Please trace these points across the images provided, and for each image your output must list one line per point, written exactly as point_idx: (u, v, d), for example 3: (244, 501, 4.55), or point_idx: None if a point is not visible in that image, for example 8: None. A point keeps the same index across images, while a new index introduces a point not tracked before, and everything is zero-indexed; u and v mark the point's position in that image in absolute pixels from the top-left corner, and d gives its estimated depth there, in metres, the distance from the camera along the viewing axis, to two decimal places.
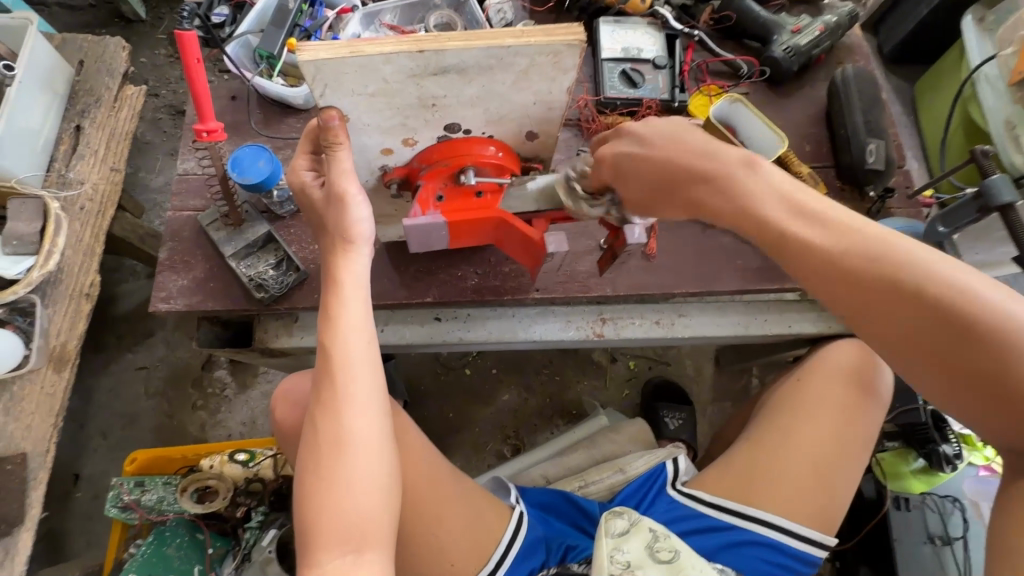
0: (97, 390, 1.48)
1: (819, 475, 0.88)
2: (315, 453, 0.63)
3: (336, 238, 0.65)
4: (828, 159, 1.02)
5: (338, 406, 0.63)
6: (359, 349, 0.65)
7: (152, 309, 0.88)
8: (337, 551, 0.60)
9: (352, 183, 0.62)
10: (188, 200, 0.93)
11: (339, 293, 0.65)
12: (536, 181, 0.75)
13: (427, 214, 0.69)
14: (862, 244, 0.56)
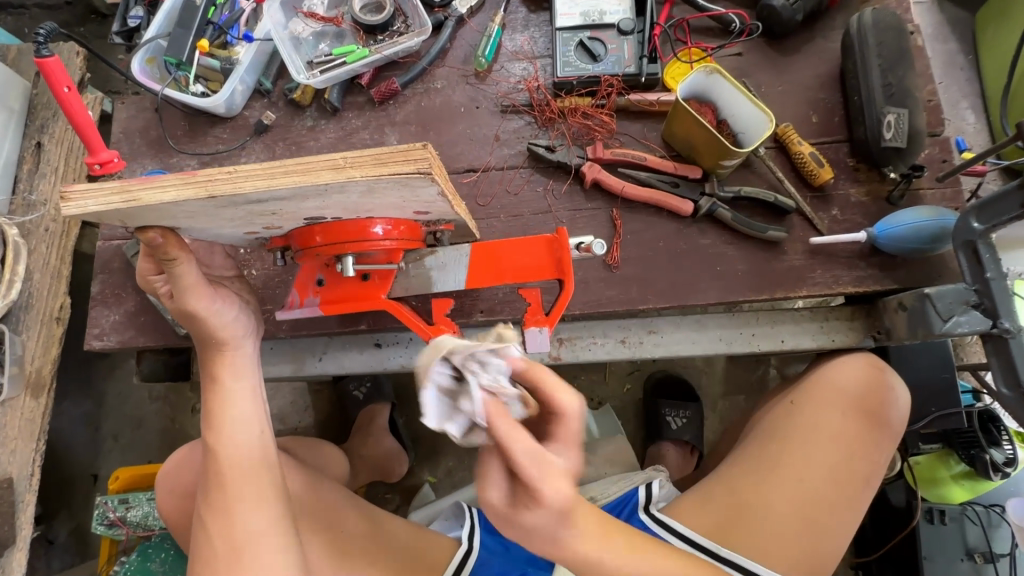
0: (105, 395, 1.52)
1: (808, 521, 0.74)
2: (208, 564, 0.58)
3: (203, 339, 0.61)
4: (839, 133, 0.83)
5: (231, 506, 0.59)
6: (252, 441, 0.62)
7: (87, 346, 0.86)
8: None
9: (207, 301, 0.58)
10: (115, 229, 0.89)
11: (219, 389, 0.62)
12: (437, 256, 0.66)
13: (304, 303, 0.65)
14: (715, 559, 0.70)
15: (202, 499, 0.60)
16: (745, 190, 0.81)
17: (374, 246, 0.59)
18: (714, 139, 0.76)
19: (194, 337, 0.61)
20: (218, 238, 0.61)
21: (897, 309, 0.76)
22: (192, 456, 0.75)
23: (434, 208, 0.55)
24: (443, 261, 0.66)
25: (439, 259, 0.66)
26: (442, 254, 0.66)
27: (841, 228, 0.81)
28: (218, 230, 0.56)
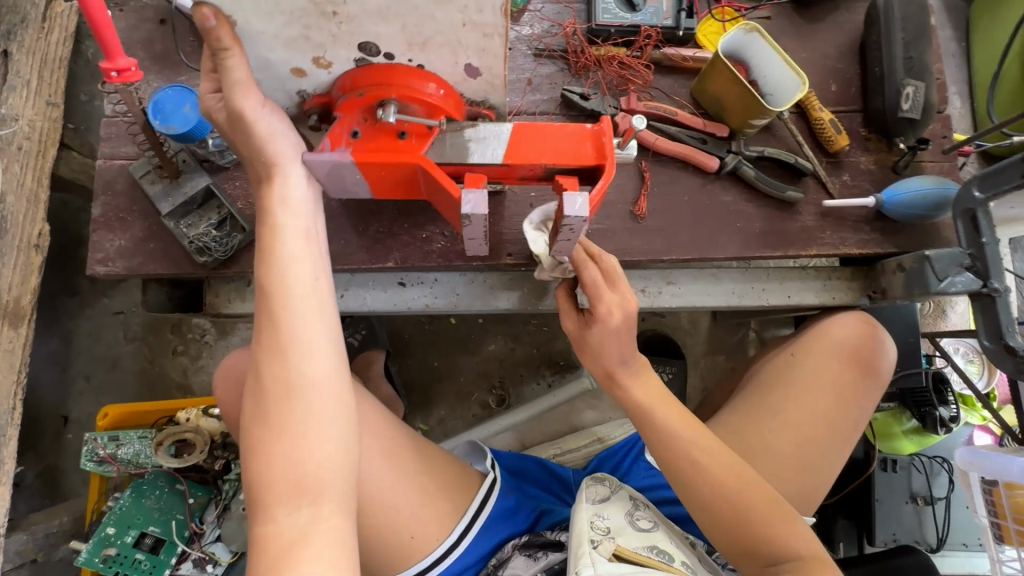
0: (76, 335, 1.44)
1: (805, 460, 0.82)
2: (261, 400, 0.56)
3: (257, 163, 0.59)
4: (855, 102, 0.88)
5: (283, 347, 0.56)
6: (305, 284, 0.58)
7: (90, 271, 0.81)
8: (291, 507, 0.54)
9: (257, 100, 0.58)
10: (118, 147, 0.83)
11: (273, 223, 0.58)
12: (476, 129, 0.67)
13: (334, 149, 0.63)
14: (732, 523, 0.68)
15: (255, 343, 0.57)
16: (767, 151, 0.84)
17: (421, 96, 0.63)
18: (749, 98, 0.79)
19: (248, 159, 0.61)
20: (261, 79, 0.64)
21: (895, 270, 0.83)
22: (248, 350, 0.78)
23: (482, 54, 0.60)
24: (482, 134, 0.67)
25: (477, 132, 0.67)
26: (481, 130, 0.67)
27: (851, 192, 0.86)
28: (275, 49, 0.60)
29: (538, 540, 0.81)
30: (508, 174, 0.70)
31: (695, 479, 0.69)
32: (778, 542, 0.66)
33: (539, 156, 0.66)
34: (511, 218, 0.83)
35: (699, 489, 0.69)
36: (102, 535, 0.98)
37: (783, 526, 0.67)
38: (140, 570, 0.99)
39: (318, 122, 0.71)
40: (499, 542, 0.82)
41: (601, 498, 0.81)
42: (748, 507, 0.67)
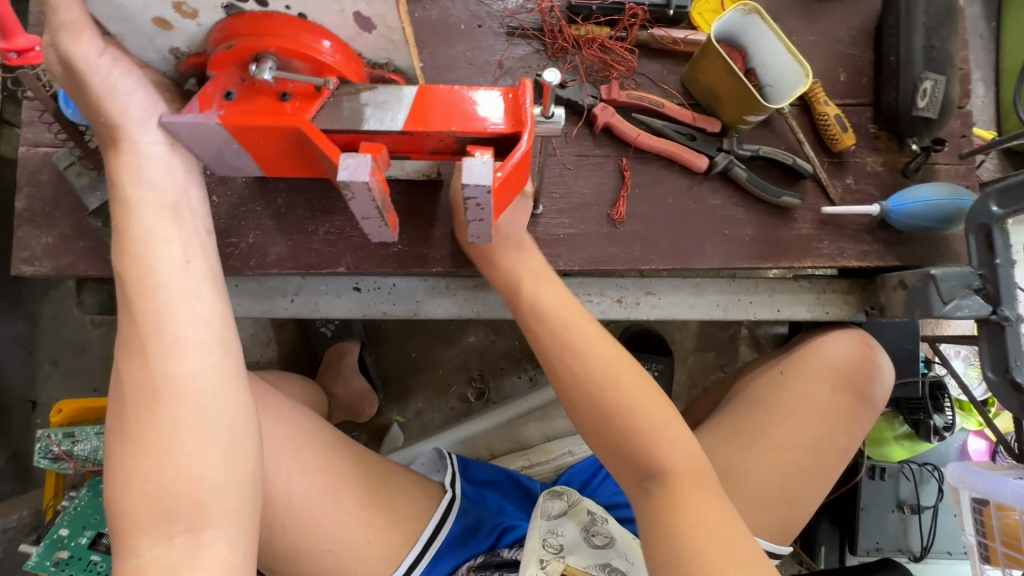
0: (41, 318, 1.39)
1: (785, 486, 0.76)
2: (121, 408, 0.47)
3: (99, 127, 0.48)
4: (866, 95, 0.79)
5: (145, 346, 0.47)
6: (168, 271, 0.48)
7: (15, 272, 0.74)
8: (160, 538, 0.46)
9: (91, 46, 0.46)
10: (41, 133, 0.75)
11: (125, 197, 0.48)
12: (376, 92, 0.50)
13: (201, 112, 0.48)
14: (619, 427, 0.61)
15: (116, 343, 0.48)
16: (763, 150, 0.75)
17: (304, 50, 0.47)
18: (745, 93, 0.69)
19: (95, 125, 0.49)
20: (130, 44, 0.48)
21: (896, 286, 0.74)
22: None
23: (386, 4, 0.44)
24: (382, 98, 0.50)
25: (378, 96, 0.50)
26: (388, 95, 0.50)
27: (854, 198, 0.78)
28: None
29: (493, 561, 0.80)
30: (414, 147, 0.53)
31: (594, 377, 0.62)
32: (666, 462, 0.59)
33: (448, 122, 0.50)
34: None
35: (589, 394, 0.62)
36: (56, 536, 0.96)
37: (663, 437, 0.60)
38: (95, 573, 0.95)
39: (197, 88, 0.54)
40: (454, 564, 0.80)
41: (557, 514, 0.79)
42: (643, 416, 0.60)
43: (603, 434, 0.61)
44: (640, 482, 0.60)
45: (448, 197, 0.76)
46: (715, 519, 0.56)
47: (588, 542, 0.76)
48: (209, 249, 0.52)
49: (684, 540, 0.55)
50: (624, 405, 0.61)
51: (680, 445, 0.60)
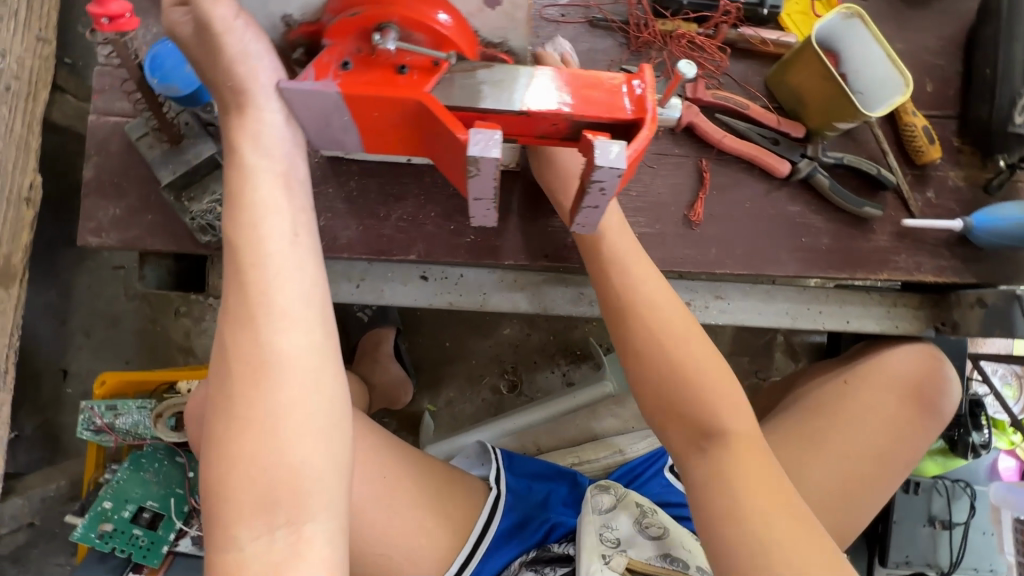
0: (75, 287, 1.38)
1: (849, 492, 0.76)
2: (225, 381, 0.45)
3: (224, 90, 0.47)
4: (952, 107, 0.77)
5: (255, 317, 0.45)
6: (280, 244, 0.47)
7: (81, 242, 0.73)
8: (262, 528, 0.44)
9: (228, 7, 0.45)
10: (112, 102, 0.74)
11: (241, 165, 0.47)
12: (492, 70, 0.49)
13: (319, 80, 0.47)
14: (675, 386, 0.60)
15: (220, 311, 0.47)
16: (846, 158, 0.74)
17: (425, 21, 0.46)
18: (839, 98, 0.68)
19: (213, 88, 0.48)
20: (251, 7, 0.47)
21: (973, 304, 0.75)
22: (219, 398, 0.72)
23: None
24: (499, 76, 0.49)
25: (493, 74, 0.50)
26: (502, 73, 0.50)
27: (934, 212, 0.76)
28: None
29: (545, 556, 0.79)
30: (523, 130, 0.52)
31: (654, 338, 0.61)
32: (721, 423, 0.58)
33: (565, 104, 0.49)
34: (550, 215, 0.74)
35: (648, 350, 0.61)
36: (99, 509, 0.96)
37: (720, 399, 0.59)
38: (137, 547, 0.96)
39: (304, 58, 0.53)
40: (507, 559, 0.79)
41: (606, 509, 0.77)
42: (703, 375, 0.59)
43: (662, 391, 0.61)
44: (693, 443, 0.59)
45: (523, 190, 0.74)
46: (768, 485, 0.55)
47: (644, 534, 0.75)
48: (313, 225, 0.51)
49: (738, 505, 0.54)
50: (679, 360, 0.60)
51: (738, 407, 0.60)
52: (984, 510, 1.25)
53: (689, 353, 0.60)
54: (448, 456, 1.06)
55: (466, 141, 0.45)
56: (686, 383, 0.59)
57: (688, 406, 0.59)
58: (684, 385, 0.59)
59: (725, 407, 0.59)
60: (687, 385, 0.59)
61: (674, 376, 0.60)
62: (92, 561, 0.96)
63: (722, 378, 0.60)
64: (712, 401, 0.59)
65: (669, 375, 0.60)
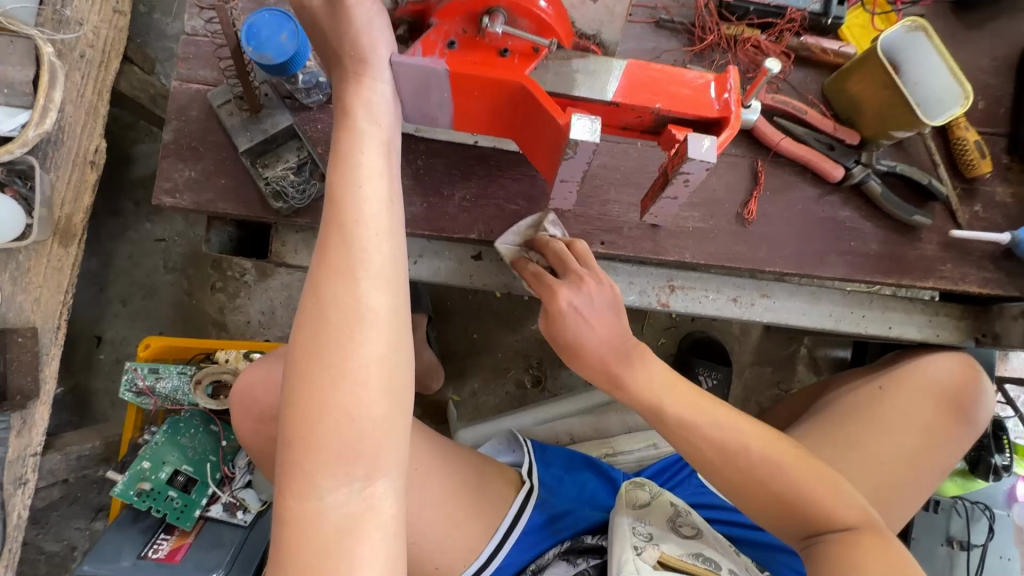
0: (116, 256, 1.41)
1: (883, 497, 0.77)
2: (317, 332, 0.47)
3: (345, 57, 0.50)
4: (1002, 125, 0.80)
5: (355, 271, 0.47)
6: (378, 205, 0.49)
7: (156, 202, 0.76)
8: (341, 480, 0.45)
9: None
10: (195, 70, 0.77)
11: (351, 127, 0.50)
12: (586, 59, 0.54)
13: (428, 57, 0.52)
14: (751, 467, 0.63)
15: (316, 263, 0.48)
16: (899, 167, 0.76)
17: (532, 8, 0.50)
18: (899, 109, 0.71)
19: (328, 49, 0.51)
20: None
21: (1016, 316, 0.77)
22: (261, 376, 0.73)
23: None
24: (592, 65, 0.54)
25: (587, 63, 0.54)
26: (594, 62, 0.54)
27: (981, 226, 0.78)
28: None
29: (577, 546, 0.80)
30: (609, 120, 0.57)
31: (703, 437, 0.64)
32: (809, 489, 0.62)
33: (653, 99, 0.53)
34: (608, 204, 0.77)
35: (715, 458, 0.64)
36: (138, 468, 0.97)
37: (794, 467, 0.63)
38: (172, 508, 0.98)
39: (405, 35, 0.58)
40: (538, 549, 0.80)
41: (642, 504, 0.78)
42: (755, 444, 0.64)
43: (760, 491, 0.63)
44: (807, 538, 0.62)
45: (584, 178, 0.77)
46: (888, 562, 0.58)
47: (676, 531, 0.75)
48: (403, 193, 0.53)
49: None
50: (726, 430, 0.64)
51: (792, 447, 0.65)
52: (1003, 534, 1.25)
53: (722, 410, 0.66)
54: (475, 444, 1.07)
55: (567, 126, 0.49)
56: (751, 462, 0.63)
57: (770, 491, 0.63)
58: (752, 460, 0.63)
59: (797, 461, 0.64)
60: (753, 457, 0.63)
61: (742, 466, 0.64)
62: (125, 520, 0.97)
63: (788, 450, 0.64)
64: (779, 461, 0.63)
65: (739, 460, 0.64)
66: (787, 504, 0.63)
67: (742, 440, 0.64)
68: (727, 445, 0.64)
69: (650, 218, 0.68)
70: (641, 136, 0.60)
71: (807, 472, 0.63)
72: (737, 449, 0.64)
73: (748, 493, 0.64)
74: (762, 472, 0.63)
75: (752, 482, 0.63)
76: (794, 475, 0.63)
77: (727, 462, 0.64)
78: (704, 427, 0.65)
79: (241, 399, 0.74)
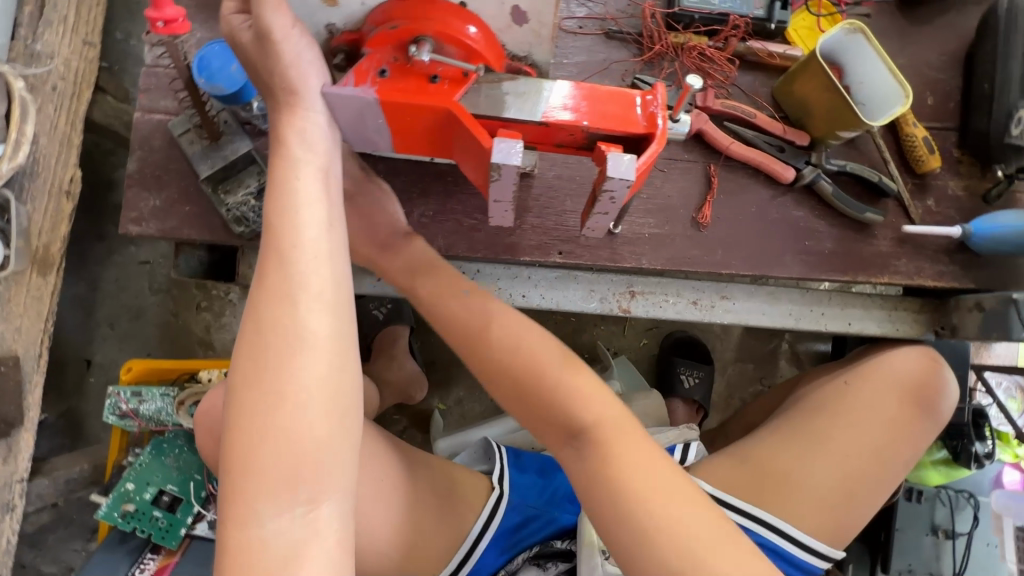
0: (103, 280, 1.43)
1: (848, 492, 0.78)
2: (256, 356, 0.48)
3: (278, 91, 0.53)
4: (952, 119, 0.81)
5: (294, 295, 0.49)
6: (316, 230, 0.51)
7: (123, 231, 0.78)
8: (283, 498, 0.47)
9: (286, 15, 0.50)
10: (156, 101, 0.79)
11: (287, 156, 0.52)
12: (516, 82, 0.56)
13: (359, 86, 0.53)
14: (535, 386, 0.62)
15: (256, 287, 0.50)
16: (850, 166, 0.77)
17: (459, 36, 0.52)
18: (844, 108, 0.72)
19: (265, 82, 0.53)
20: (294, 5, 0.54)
21: (972, 308, 0.77)
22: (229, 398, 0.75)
23: None
24: (522, 87, 0.56)
25: (518, 86, 0.56)
26: (525, 85, 0.56)
27: (934, 220, 0.79)
28: None
29: (548, 551, 0.85)
30: (543, 139, 0.58)
31: (507, 358, 0.64)
32: (583, 413, 0.60)
33: (581, 116, 0.55)
34: (564, 214, 0.78)
35: (508, 370, 0.64)
36: (122, 490, 1.00)
37: (579, 391, 0.61)
38: (157, 528, 1.00)
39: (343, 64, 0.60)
40: (509, 555, 0.84)
41: None
42: (558, 367, 0.63)
43: (531, 403, 0.62)
44: (567, 443, 0.61)
45: (539, 190, 0.78)
46: (652, 463, 0.57)
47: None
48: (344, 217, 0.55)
49: (628, 496, 0.55)
50: (550, 361, 0.63)
51: (590, 378, 0.63)
52: (987, 521, 1.26)
53: (539, 339, 0.65)
54: (454, 453, 1.08)
55: (491, 149, 0.51)
56: (541, 381, 0.62)
57: (548, 409, 0.62)
58: (536, 378, 0.62)
59: (587, 389, 0.62)
60: (542, 379, 0.62)
61: (524, 380, 0.63)
62: (112, 541, 1.00)
63: (586, 380, 0.62)
64: (564, 386, 0.62)
65: (525, 376, 0.63)
66: (556, 421, 0.61)
67: (544, 364, 0.63)
68: (522, 362, 0.63)
69: (590, 232, 0.65)
70: (577, 153, 0.61)
71: (593, 400, 0.61)
72: (530, 368, 0.63)
73: (516, 403, 0.63)
74: (535, 388, 0.62)
75: (535, 398, 0.62)
76: (576, 400, 0.61)
77: (521, 383, 0.63)
78: (510, 345, 0.65)
79: (207, 423, 0.75)
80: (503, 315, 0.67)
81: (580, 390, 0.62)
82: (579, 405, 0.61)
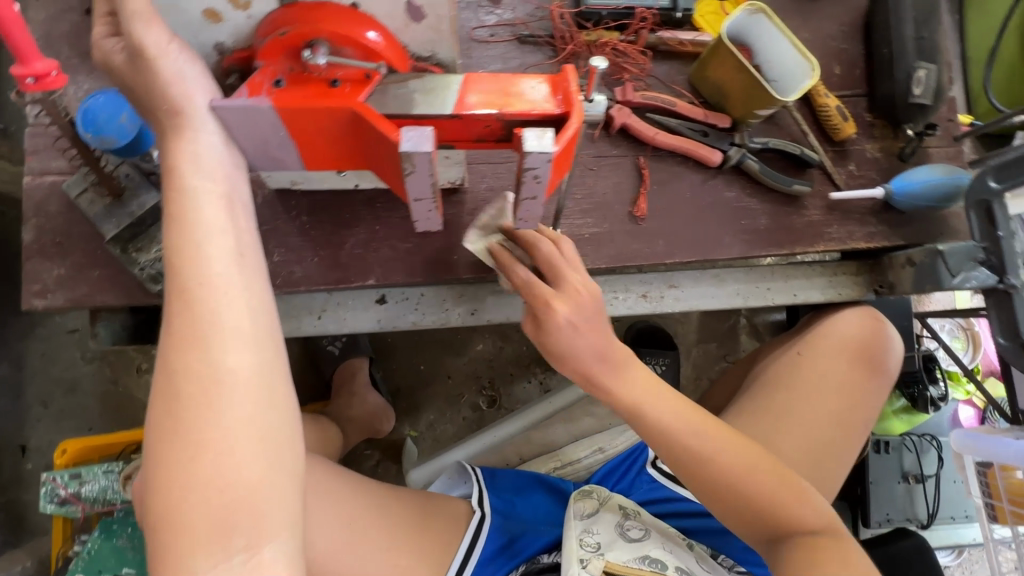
0: (27, 357, 1.32)
1: (816, 459, 0.79)
2: (173, 407, 0.44)
3: (161, 112, 0.48)
4: (860, 86, 0.84)
5: (208, 336, 0.45)
6: (224, 263, 0.47)
7: (26, 307, 0.71)
8: (218, 554, 0.43)
9: (161, 34, 0.46)
10: (47, 162, 0.73)
11: (181, 185, 0.48)
12: (422, 79, 0.53)
13: (253, 96, 0.49)
14: (743, 494, 0.64)
15: (165, 332, 0.46)
16: (772, 142, 0.79)
17: (355, 36, 0.50)
18: (755, 86, 0.73)
19: (149, 109, 0.49)
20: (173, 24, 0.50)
21: (904, 264, 0.79)
22: None
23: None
24: (429, 85, 0.53)
25: (425, 83, 0.53)
26: (431, 83, 0.53)
27: (857, 183, 0.82)
28: None
29: (534, 568, 0.79)
30: (459, 136, 0.55)
31: (707, 470, 0.65)
32: (796, 513, 0.64)
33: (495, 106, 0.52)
34: None
35: (711, 482, 0.65)
36: None
37: (790, 502, 0.64)
38: None
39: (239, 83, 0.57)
40: None
41: (590, 513, 0.78)
42: (747, 471, 0.65)
43: (749, 514, 0.65)
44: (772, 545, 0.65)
45: (473, 205, 0.76)
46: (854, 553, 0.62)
47: (624, 536, 0.75)
48: (257, 245, 0.51)
49: None
50: (716, 458, 0.65)
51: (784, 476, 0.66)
52: (950, 460, 1.31)
53: (713, 436, 0.65)
54: (428, 483, 1.04)
55: (399, 140, 0.47)
56: (745, 490, 0.64)
57: (757, 515, 0.65)
58: (733, 485, 0.64)
59: (783, 487, 0.65)
60: (741, 487, 0.64)
61: (725, 489, 0.65)
62: None
63: (776, 479, 0.65)
64: (769, 489, 0.64)
65: (733, 488, 0.64)
66: (763, 525, 0.65)
67: (746, 473, 0.65)
68: (727, 474, 0.65)
69: (524, 226, 0.62)
70: (498, 148, 0.58)
71: (795, 497, 0.65)
72: (726, 475, 0.65)
73: (728, 512, 0.66)
74: (748, 500, 0.64)
75: (743, 510, 0.65)
76: (785, 499, 0.64)
77: (716, 490, 0.65)
78: (705, 456, 0.65)
79: None
80: (671, 417, 0.65)
81: (777, 487, 0.64)
82: (787, 507, 0.64)
